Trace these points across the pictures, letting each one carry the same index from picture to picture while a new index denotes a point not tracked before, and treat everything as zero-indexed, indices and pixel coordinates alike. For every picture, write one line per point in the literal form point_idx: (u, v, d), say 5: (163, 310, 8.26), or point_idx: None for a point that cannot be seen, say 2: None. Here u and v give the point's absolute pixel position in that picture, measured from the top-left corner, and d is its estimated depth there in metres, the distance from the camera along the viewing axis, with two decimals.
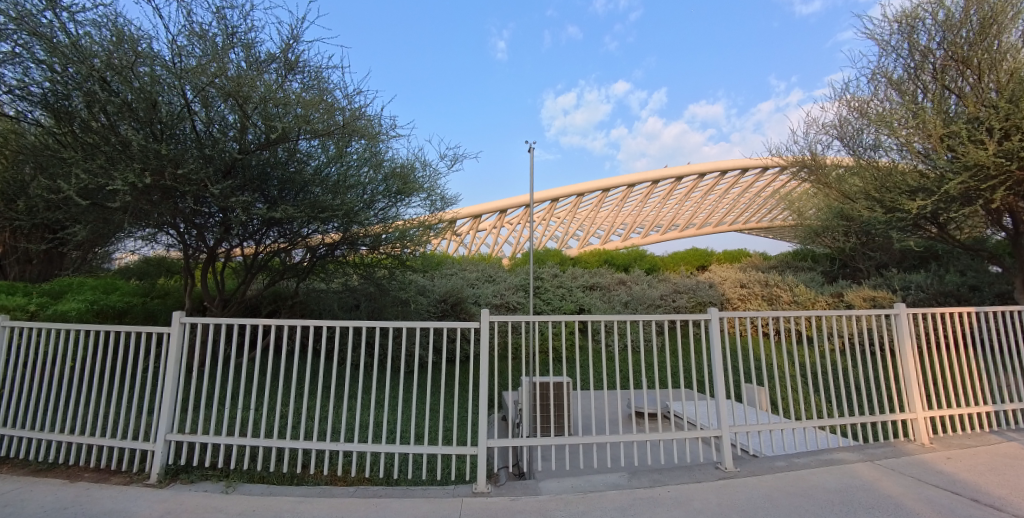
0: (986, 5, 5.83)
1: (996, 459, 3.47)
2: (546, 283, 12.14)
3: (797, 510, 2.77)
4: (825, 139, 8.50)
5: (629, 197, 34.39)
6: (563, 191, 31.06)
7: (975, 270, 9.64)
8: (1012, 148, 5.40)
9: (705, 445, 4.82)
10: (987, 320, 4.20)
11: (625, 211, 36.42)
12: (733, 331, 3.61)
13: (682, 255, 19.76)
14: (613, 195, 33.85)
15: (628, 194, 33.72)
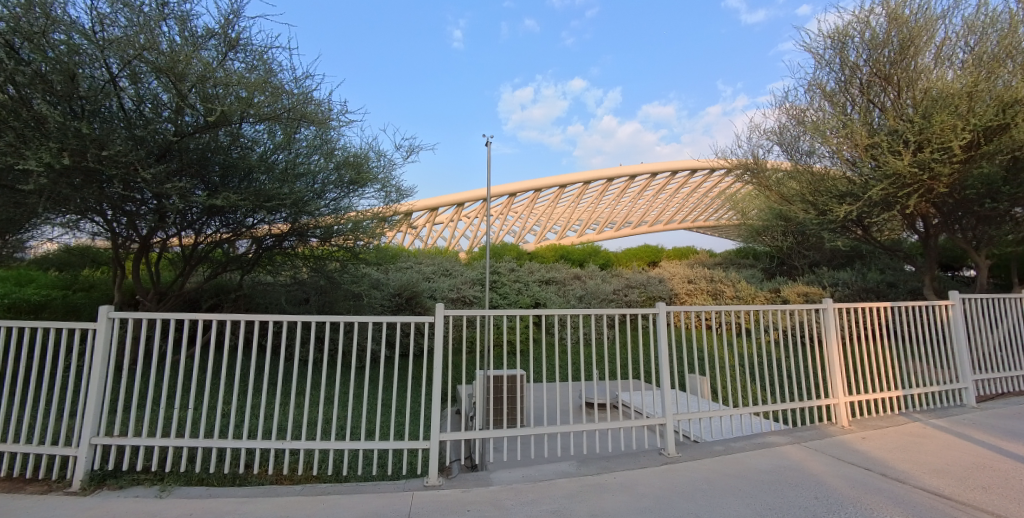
0: (906, 27, 6.36)
1: (903, 437, 3.87)
2: (502, 277, 12.29)
3: (732, 491, 2.95)
4: (766, 144, 9.01)
5: (586, 193, 35.19)
6: (521, 186, 31.28)
7: (893, 269, 10.62)
8: (925, 160, 5.99)
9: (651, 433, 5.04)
10: (901, 312, 4.61)
11: (581, 207, 37.30)
12: (678, 323, 3.76)
13: (635, 251, 20.47)
14: (571, 191, 34.52)
15: (584, 190, 34.49)
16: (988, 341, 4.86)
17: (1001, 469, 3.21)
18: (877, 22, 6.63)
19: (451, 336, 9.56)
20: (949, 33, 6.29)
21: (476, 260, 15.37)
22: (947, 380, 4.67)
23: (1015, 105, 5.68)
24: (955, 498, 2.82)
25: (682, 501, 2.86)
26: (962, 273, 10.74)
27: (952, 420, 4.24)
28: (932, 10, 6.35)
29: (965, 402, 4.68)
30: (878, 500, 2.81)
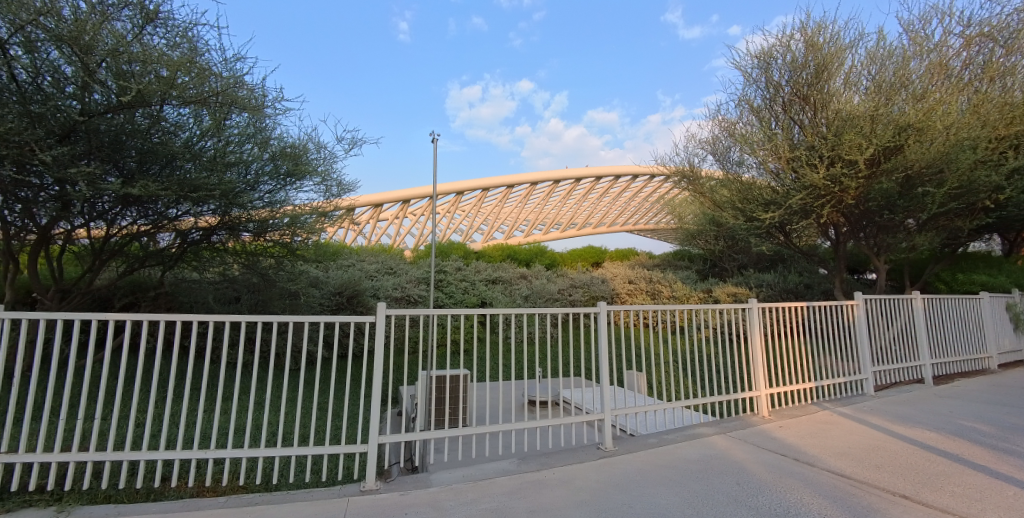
0: (821, 53, 7.00)
1: (813, 425, 4.27)
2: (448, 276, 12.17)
3: (664, 481, 3.12)
4: (700, 153, 9.57)
5: (534, 194, 35.77)
6: (470, 185, 31.23)
7: (809, 272, 11.70)
8: (836, 174, 6.68)
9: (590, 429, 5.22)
10: (815, 312, 5.06)
11: (528, 208, 37.84)
12: (618, 323, 3.88)
13: (579, 252, 21.07)
14: (517, 192, 35.02)
15: (532, 191, 34.99)
16: (884, 336, 5.48)
17: (892, 449, 3.63)
18: (796, 46, 7.24)
19: (394, 336, 9.35)
20: (855, 61, 7.00)
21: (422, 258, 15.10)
22: (851, 372, 5.19)
23: (907, 129, 6.44)
24: (855, 477, 3.15)
25: (617, 493, 2.97)
26: (865, 276, 12.06)
27: (854, 408, 4.73)
28: (842, 39, 7.03)
29: (865, 391, 5.24)
30: (791, 483, 3.07)
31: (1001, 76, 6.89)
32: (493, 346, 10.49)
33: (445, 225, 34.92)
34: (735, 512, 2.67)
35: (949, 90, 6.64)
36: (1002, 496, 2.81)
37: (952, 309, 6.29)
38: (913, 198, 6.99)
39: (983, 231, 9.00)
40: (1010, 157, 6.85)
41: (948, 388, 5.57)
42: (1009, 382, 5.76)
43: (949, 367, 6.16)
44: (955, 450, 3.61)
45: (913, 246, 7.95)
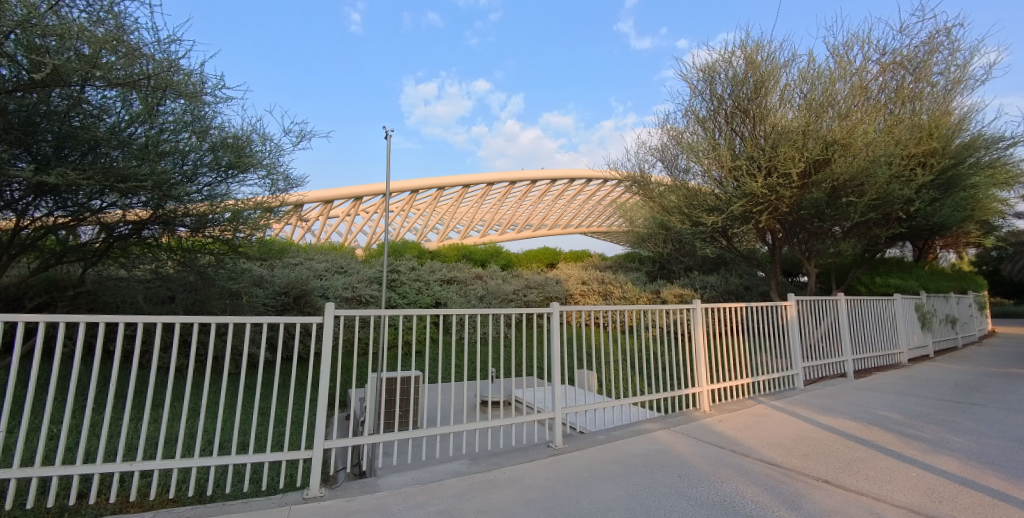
0: (759, 71, 7.49)
1: (749, 418, 4.55)
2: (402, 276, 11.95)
3: (609, 476, 3.22)
4: (651, 159, 9.95)
5: (491, 194, 35.89)
6: (426, 183, 30.84)
7: (748, 274, 12.47)
8: (772, 184, 7.23)
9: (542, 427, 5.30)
10: (752, 312, 5.40)
11: (484, 208, 37.93)
12: (570, 323, 3.96)
13: (534, 253, 21.35)
14: (474, 191, 35.01)
15: (489, 191, 35.05)
16: (812, 334, 5.93)
17: (817, 438, 3.94)
18: (737, 63, 7.71)
19: (344, 338, 9.07)
20: (789, 80, 7.54)
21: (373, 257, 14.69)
22: (783, 368, 5.58)
23: (834, 144, 7.03)
24: (784, 465, 3.39)
25: (565, 490, 3.04)
26: (797, 278, 13.02)
27: (785, 401, 5.09)
28: (778, 59, 7.57)
29: (795, 385, 5.65)
30: (728, 473, 3.27)
31: (911, 101, 7.67)
32: (447, 346, 10.41)
33: (400, 224, 34.18)
34: (675, 502, 2.80)
35: (868, 111, 7.30)
36: (907, 477, 3.12)
37: (870, 309, 6.91)
38: (839, 208, 7.63)
39: (898, 239, 9.98)
40: (919, 173, 7.61)
41: (866, 381, 6.13)
42: (916, 375, 6.42)
43: (867, 362, 6.76)
44: (870, 437, 3.98)
45: (839, 251, 8.68)
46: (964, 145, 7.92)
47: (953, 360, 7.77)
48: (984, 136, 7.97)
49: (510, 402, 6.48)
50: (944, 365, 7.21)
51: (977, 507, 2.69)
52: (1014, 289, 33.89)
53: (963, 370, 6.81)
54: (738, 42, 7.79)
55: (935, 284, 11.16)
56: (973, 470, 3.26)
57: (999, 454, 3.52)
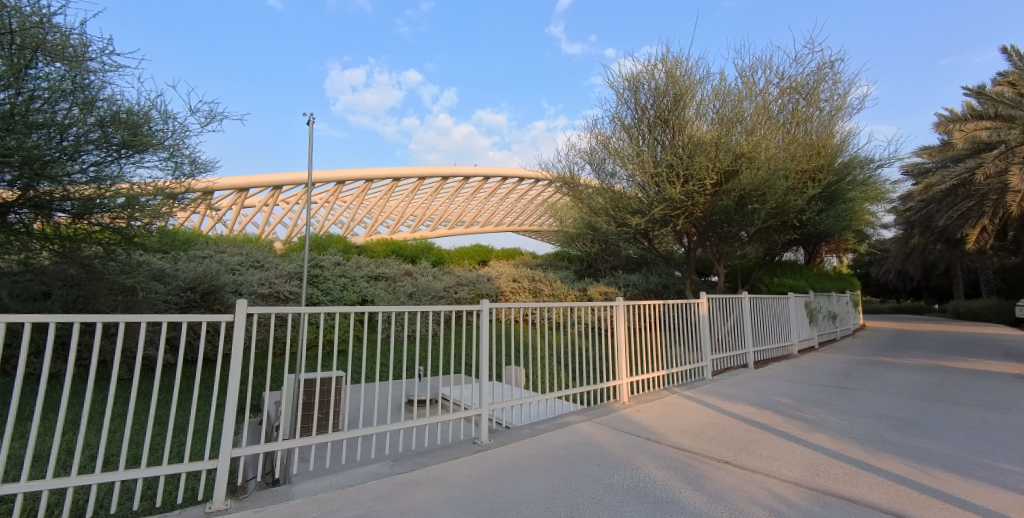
0: (677, 85, 8.04)
1: (663, 407, 4.89)
2: (325, 272, 11.49)
3: (532, 469, 3.29)
4: (580, 162, 10.27)
5: (420, 189, 35.41)
6: (354, 175, 29.56)
7: (666, 274, 13.40)
8: (689, 191, 7.86)
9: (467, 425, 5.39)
10: (669, 309, 5.79)
11: (414, 203, 37.36)
12: (499, 320, 3.97)
13: (466, 249, 21.30)
14: (404, 185, 34.31)
15: (419, 185, 34.46)
16: (720, 329, 6.51)
17: (721, 424, 4.33)
18: (659, 76, 8.22)
19: (258, 337, 8.47)
20: (704, 95, 8.18)
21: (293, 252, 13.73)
22: (694, 360, 6.06)
23: (741, 157, 7.76)
24: (691, 449, 3.69)
25: (489, 485, 3.06)
26: (709, 278, 14.23)
27: (695, 390, 5.54)
28: (694, 75, 8.18)
29: (705, 375, 6.17)
30: (643, 459, 3.48)
31: (803, 122, 8.68)
32: (373, 345, 10.08)
33: (323, 215, 32.65)
34: (594, 490, 2.94)
35: (768, 129, 8.14)
36: (792, 454, 3.53)
37: (768, 306, 7.73)
38: (745, 214, 8.43)
39: (792, 244, 11.27)
40: (809, 186, 8.63)
41: (763, 370, 6.85)
42: (803, 364, 7.29)
43: (765, 353, 7.55)
44: (764, 421, 4.45)
45: (744, 254, 9.63)
46: (845, 164, 9.12)
47: (832, 350, 8.93)
48: (860, 157, 9.24)
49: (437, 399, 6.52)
50: (825, 355, 8.26)
51: (846, 477, 3.11)
52: (880, 289, 39.73)
53: (839, 358, 7.86)
54: (660, 55, 8.30)
55: (820, 285, 12.76)
56: (843, 445, 3.77)
57: (864, 430, 4.11)
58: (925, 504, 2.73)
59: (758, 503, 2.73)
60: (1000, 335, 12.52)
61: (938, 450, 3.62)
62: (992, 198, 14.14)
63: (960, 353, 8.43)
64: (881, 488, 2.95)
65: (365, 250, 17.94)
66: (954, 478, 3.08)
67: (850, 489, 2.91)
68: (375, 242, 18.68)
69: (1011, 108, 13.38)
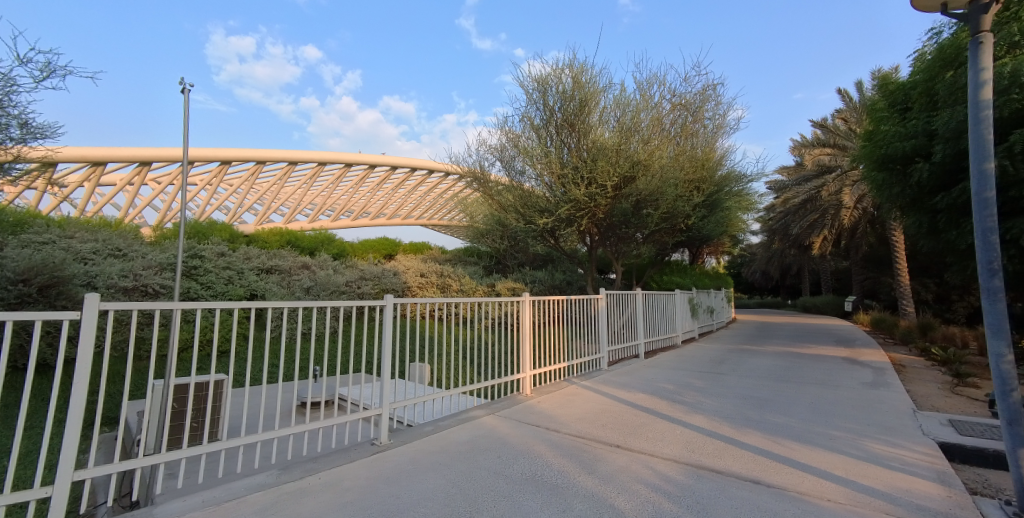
0: (583, 91, 8.51)
1: (563, 397, 5.14)
2: (205, 263, 10.52)
3: (433, 466, 3.25)
4: (491, 158, 10.33)
5: (321, 175, 33.39)
6: (248, 156, 26.74)
7: (570, 270, 14.03)
8: (591, 193, 8.46)
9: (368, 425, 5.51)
10: (571, 304, 6.09)
11: (313, 190, 35.14)
12: (404, 315, 3.81)
13: (371, 242, 20.39)
14: (303, 170, 31.94)
15: (319, 172, 32.27)
16: (616, 322, 7.03)
17: (614, 410, 4.66)
18: (566, 80, 8.63)
19: (116, 337, 7.35)
20: (607, 103, 8.71)
21: (163, 240, 11.94)
22: (592, 352, 6.45)
23: (638, 164, 8.46)
24: (587, 435, 3.92)
25: (385, 486, 2.94)
26: (608, 275, 15.30)
27: (592, 380, 5.90)
28: (598, 83, 8.69)
29: (601, 366, 6.62)
30: (543, 448, 3.61)
31: (691, 136, 9.66)
32: (266, 344, 9.41)
33: (205, 198, 29.44)
34: (493, 482, 2.97)
35: (661, 140, 8.93)
36: (673, 435, 3.93)
37: (658, 301, 8.52)
38: (640, 217, 9.17)
39: (681, 246, 12.56)
40: (694, 194, 9.67)
41: (652, 359, 7.55)
42: (685, 353, 8.16)
43: (654, 344, 8.33)
44: (651, 406, 4.89)
45: (639, 253, 10.51)
46: (723, 176, 10.38)
47: (709, 341, 10.12)
48: (735, 172, 10.57)
49: (333, 400, 6.39)
50: (703, 345, 9.33)
51: (715, 451, 3.53)
52: (749, 287, 46.03)
53: (714, 348, 8.95)
54: (568, 61, 8.71)
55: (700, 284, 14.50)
56: (714, 423, 4.28)
57: (731, 410, 4.72)
58: (773, 469, 3.20)
59: (643, 480, 2.99)
60: (834, 326, 15.23)
61: (785, 423, 4.28)
62: (830, 212, 17.43)
63: (804, 341, 10.09)
64: (742, 459, 3.40)
65: (254, 241, 16.31)
66: (795, 446, 3.67)
67: (717, 462, 3.31)
68: (267, 232, 17.04)
69: (845, 139, 16.38)
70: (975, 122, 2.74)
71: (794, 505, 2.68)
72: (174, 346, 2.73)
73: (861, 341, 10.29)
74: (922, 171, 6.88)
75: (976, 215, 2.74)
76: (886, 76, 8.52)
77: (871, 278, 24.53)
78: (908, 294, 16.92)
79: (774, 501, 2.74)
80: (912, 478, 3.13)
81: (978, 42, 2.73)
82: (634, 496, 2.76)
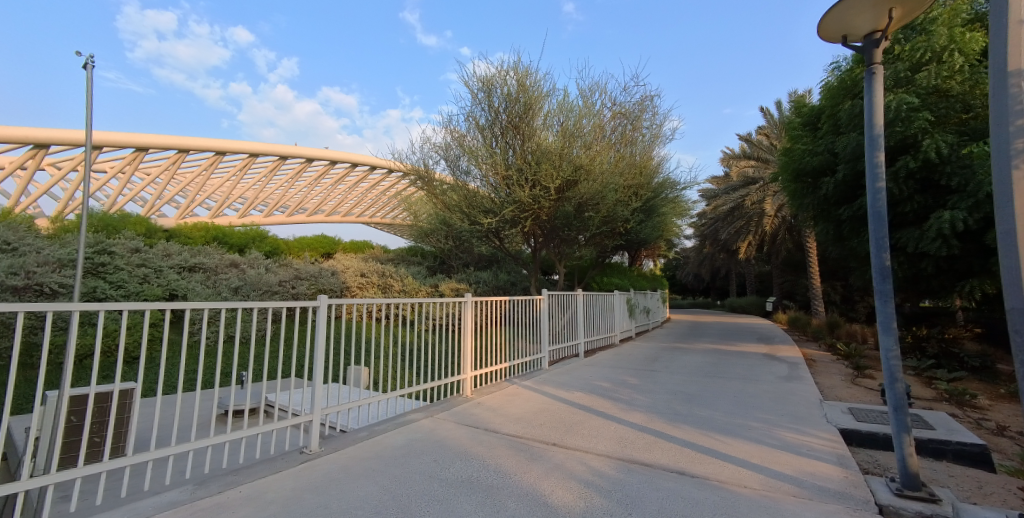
0: (527, 94, 8.65)
1: (504, 397, 5.16)
2: (116, 260, 9.58)
3: (366, 472, 3.13)
4: (435, 157, 10.17)
5: (258, 168, 31.33)
6: (173, 143, 24.60)
7: (514, 271, 14.05)
8: (535, 195, 8.62)
9: (297, 432, 5.26)
10: (513, 304, 6.12)
11: (246, 183, 32.93)
12: (341, 317, 3.60)
13: (308, 240, 19.40)
14: (237, 161, 29.82)
15: (254, 163, 30.26)
16: (556, 323, 7.18)
17: (552, 409, 4.74)
18: (510, 82, 8.74)
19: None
20: (551, 107, 8.88)
21: (62, 233, 10.64)
22: (533, 352, 6.53)
23: (580, 168, 8.71)
24: (525, 435, 3.96)
25: (313, 497, 2.79)
26: (551, 275, 15.58)
27: (533, 380, 5.98)
28: (542, 88, 8.85)
29: (542, 365, 6.72)
30: (480, 449, 3.59)
31: (630, 144, 10.08)
32: (189, 348, 8.78)
33: (119, 188, 26.57)
34: (427, 487, 2.91)
35: (602, 146, 9.23)
36: (607, 431, 4.07)
37: (597, 302, 8.80)
38: (582, 220, 9.43)
39: (620, 249, 13.09)
40: (633, 199, 10.10)
41: (591, 358, 7.78)
42: (622, 352, 8.47)
43: (594, 344, 8.60)
44: (589, 404, 5.03)
45: (581, 255, 10.82)
46: (659, 183, 10.93)
47: (644, 340, 10.61)
48: (671, 179, 11.16)
49: (259, 408, 6.06)
50: (639, 344, 9.76)
51: (645, 446, 3.70)
52: (684, 289, 48.85)
53: (649, 346, 9.37)
54: (513, 63, 8.82)
55: (637, 285, 15.21)
56: (647, 418, 4.49)
57: (662, 405, 4.97)
58: (697, 460, 3.41)
59: (577, 477, 3.06)
60: (755, 325, 16.55)
61: (709, 416, 4.57)
62: (753, 220, 18.95)
63: (731, 339, 10.84)
64: (669, 451, 3.59)
65: (174, 236, 14.97)
66: (717, 437, 3.93)
67: (647, 455, 3.47)
68: (189, 227, 15.71)
69: (767, 153, 17.88)
70: (870, 144, 3.04)
71: (713, 493, 2.86)
72: (73, 356, 2.11)
73: (779, 338, 11.25)
74: (829, 186, 7.65)
75: (871, 227, 3.04)
76: (799, 98, 9.36)
77: (789, 281, 26.91)
78: (818, 295, 18.73)
79: (697, 490, 2.91)
80: (816, 462, 3.46)
81: (872, 73, 3.05)
82: (567, 493, 2.82)
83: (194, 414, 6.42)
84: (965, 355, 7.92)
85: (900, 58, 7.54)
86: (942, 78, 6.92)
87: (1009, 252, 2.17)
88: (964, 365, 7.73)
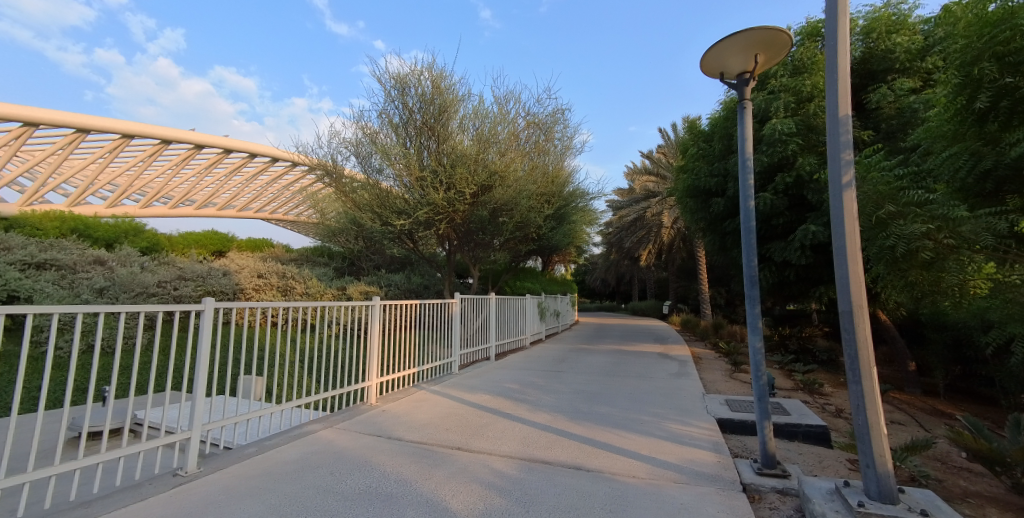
0: (442, 97, 8.66)
1: (411, 403, 5.06)
2: None
3: (252, 492, 2.88)
4: (345, 153, 9.69)
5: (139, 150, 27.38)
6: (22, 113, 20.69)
7: (429, 273, 13.80)
8: (450, 197, 8.60)
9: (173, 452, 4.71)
10: (424, 307, 6.02)
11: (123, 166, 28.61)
12: (229, 322, 3.25)
13: (196, 236, 17.33)
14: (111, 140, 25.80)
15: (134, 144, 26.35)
16: (468, 327, 7.21)
17: (460, 413, 4.75)
18: (425, 83, 8.70)
19: None
20: (466, 112, 8.93)
21: None
22: (443, 357, 6.47)
23: (495, 174, 8.84)
24: (431, 441, 3.92)
25: None
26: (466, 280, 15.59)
27: (442, 385, 5.92)
28: (457, 92, 8.89)
29: (452, 369, 6.68)
30: (383, 458, 3.49)
31: (544, 153, 10.45)
32: (34, 360, 7.36)
33: None
34: (322, 501, 2.76)
35: (517, 154, 9.43)
36: (512, 432, 4.18)
37: (510, 306, 9.00)
38: (496, 225, 9.59)
39: (533, 254, 13.55)
40: (547, 206, 10.50)
41: (501, 361, 7.90)
42: (533, 354, 8.72)
43: (505, 347, 8.76)
44: (497, 406, 5.11)
45: (495, 259, 10.97)
46: (570, 193, 11.50)
47: (554, 341, 11.04)
48: (581, 189, 11.80)
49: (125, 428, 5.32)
50: (549, 346, 10.14)
51: (547, 444, 3.86)
52: (596, 294, 51.70)
53: (558, 348, 9.77)
54: (428, 63, 8.78)
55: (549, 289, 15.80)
56: (550, 418, 4.68)
57: (566, 404, 5.21)
58: (593, 455, 3.64)
59: (479, 479, 3.11)
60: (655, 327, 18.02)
61: (607, 413, 4.90)
62: (654, 230, 20.73)
63: (633, 340, 11.69)
64: (569, 448, 3.78)
65: (15, 226, 12.55)
66: (613, 433, 4.22)
67: (548, 454, 3.63)
68: (37, 216, 13.22)
69: (665, 171, 19.77)
70: (742, 168, 3.48)
71: (605, 485, 3.08)
72: None
73: (674, 338, 12.39)
74: (720, 203, 8.63)
75: (743, 240, 3.47)
76: (692, 122, 10.48)
77: (684, 286, 29.81)
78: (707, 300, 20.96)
79: (591, 483, 3.10)
80: (695, 450, 3.87)
81: (743, 107, 3.49)
82: (468, 496, 2.85)
83: (32, 440, 5.37)
84: (816, 351, 9.53)
85: (784, 91, 8.57)
86: (817, 114, 8.08)
87: (841, 263, 2.62)
88: (816, 358, 9.54)
